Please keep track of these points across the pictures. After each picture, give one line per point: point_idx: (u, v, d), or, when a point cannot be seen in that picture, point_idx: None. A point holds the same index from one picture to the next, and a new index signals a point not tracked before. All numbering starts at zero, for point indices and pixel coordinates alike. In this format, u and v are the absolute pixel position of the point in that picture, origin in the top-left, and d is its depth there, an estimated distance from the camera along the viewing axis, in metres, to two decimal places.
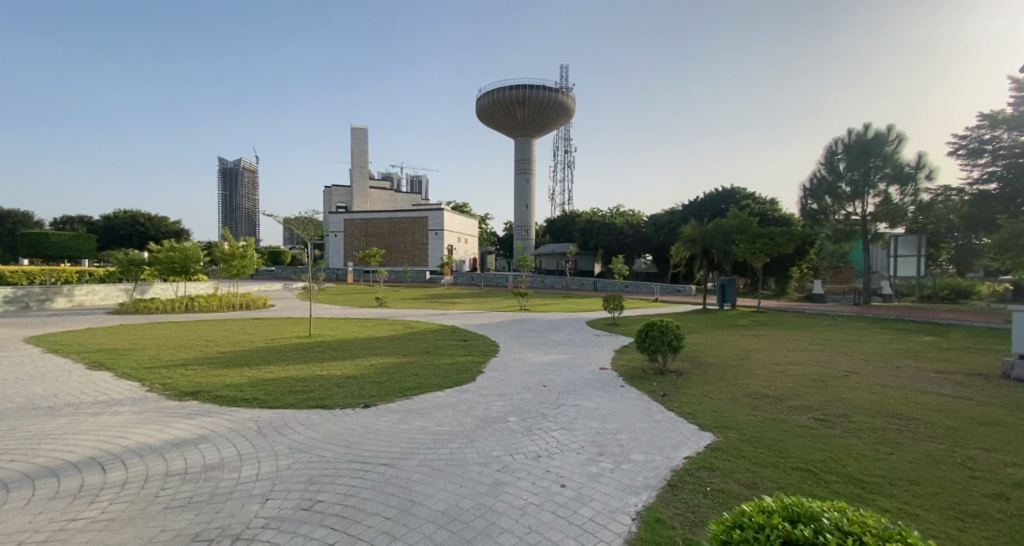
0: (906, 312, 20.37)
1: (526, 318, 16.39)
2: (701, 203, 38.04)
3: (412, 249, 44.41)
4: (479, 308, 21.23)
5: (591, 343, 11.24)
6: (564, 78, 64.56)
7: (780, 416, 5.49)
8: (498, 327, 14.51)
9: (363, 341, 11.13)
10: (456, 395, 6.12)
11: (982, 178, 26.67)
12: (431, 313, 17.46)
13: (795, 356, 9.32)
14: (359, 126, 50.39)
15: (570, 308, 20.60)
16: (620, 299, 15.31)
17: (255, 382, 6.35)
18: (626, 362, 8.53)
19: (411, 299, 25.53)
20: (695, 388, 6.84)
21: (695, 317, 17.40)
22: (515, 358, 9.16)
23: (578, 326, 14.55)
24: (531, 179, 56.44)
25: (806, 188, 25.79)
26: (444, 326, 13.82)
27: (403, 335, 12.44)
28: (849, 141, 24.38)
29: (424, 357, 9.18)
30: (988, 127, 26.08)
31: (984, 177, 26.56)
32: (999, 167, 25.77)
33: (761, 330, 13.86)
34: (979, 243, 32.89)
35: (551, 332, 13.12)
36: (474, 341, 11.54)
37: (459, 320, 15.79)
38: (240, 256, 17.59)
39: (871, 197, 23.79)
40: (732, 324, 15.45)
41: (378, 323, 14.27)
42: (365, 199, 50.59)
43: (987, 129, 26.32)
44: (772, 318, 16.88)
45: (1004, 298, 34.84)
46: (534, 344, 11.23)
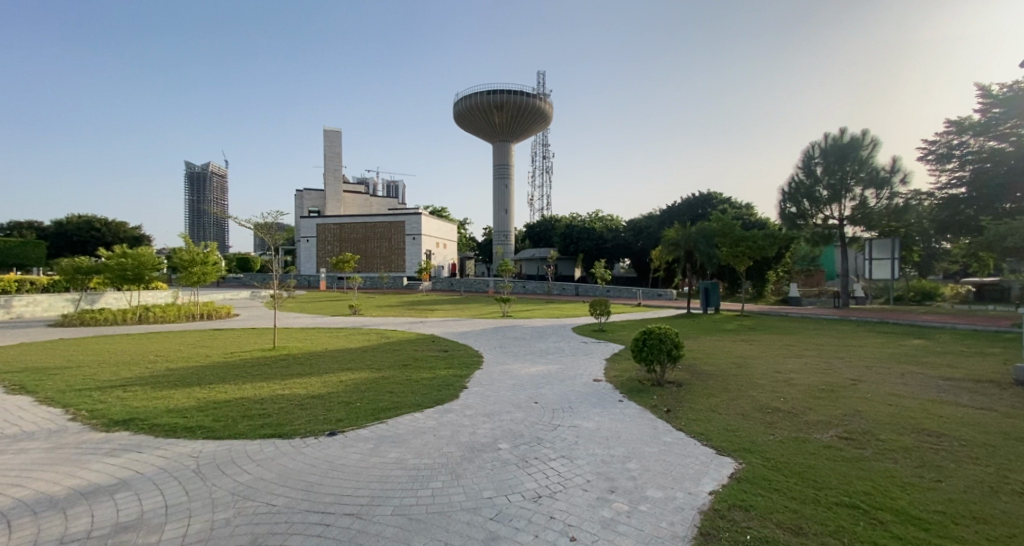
0: (885, 315, 20.32)
1: (508, 325, 15.71)
2: (680, 207, 38.05)
3: (388, 255, 43.30)
4: (459, 315, 20.45)
5: (580, 351, 10.64)
6: (542, 84, 64.56)
7: (800, 435, 4.94)
8: (479, 334, 13.79)
9: (334, 353, 10.25)
10: (437, 417, 5.41)
11: (951, 183, 27.11)
12: (408, 321, 16.62)
13: (794, 363, 8.89)
14: (332, 129, 49.17)
15: (553, 314, 20.02)
16: (606, 305, 14.79)
17: (202, 406, 5.47)
18: (621, 373, 7.92)
19: (388, 306, 24.55)
20: (699, 402, 6.26)
21: (681, 321, 17.00)
22: (500, 371, 8.47)
23: (563, 333, 13.93)
24: (510, 184, 55.99)
25: (784, 191, 25.81)
26: (423, 335, 13.03)
27: (378, 346, 11.57)
28: (826, 146, 24.43)
29: (401, 370, 8.39)
30: (956, 133, 27.28)
31: (952, 182, 27.01)
32: (967, 172, 26.31)
33: (751, 335, 13.51)
34: (943, 247, 33.72)
35: (536, 340, 12.49)
36: (456, 351, 10.78)
37: (438, 328, 14.99)
38: (200, 262, 16.41)
39: (848, 201, 23.84)
40: (720, 328, 15.08)
41: (351, 333, 13.36)
42: (339, 204, 49.24)
43: (955, 136, 27.48)
44: (759, 322, 16.60)
45: (965, 299, 35.84)
46: (519, 353, 10.55)
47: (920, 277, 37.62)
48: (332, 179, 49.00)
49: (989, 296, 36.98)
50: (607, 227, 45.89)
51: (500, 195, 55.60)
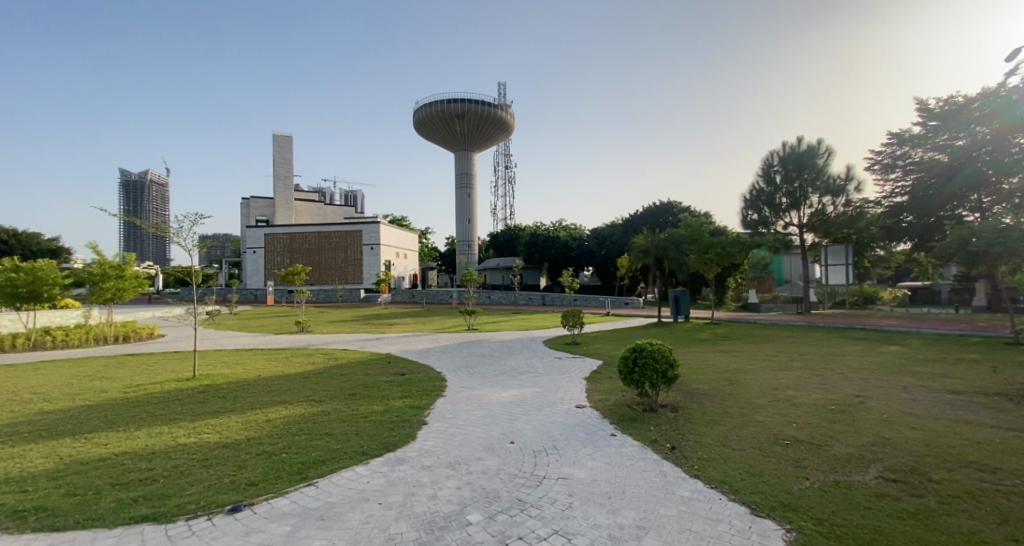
0: (847, 319, 20.21)
1: (474, 340, 14.50)
2: (642, 216, 37.94)
3: (344, 266, 41.12)
4: (420, 329, 19.08)
5: (555, 369, 9.59)
6: (503, 95, 64.11)
7: (840, 478, 4.04)
8: (443, 351, 12.53)
9: (269, 381, 8.80)
10: (387, 471, 4.23)
11: (896, 192, 27.92)
12: (363, 338, 15.11)
13: (788, 378, 8.16)
14: (282, 133, 46.75)
15: (521, 326, 18.97)
16: (579, 316, 13.86)
17: (61, 474, 4.10)
18: (606, 397, 6.92)
19: (343, 321, 22.80)
20: (704, 433, 5.29)
21: (655, 331, 16.26)
22: (467, 397, 7.31)
23: (535, 348, 12.86)
24: (472, 193, 54.90)
25: (745, 199, 25.38)
26: (378, 354, 11.64)
27: (325, 369, 10.16)
28: (784, 154, 24.05)
29: (348, 401, 7.10)
30: (898, 144, 27.70)
31: (897, 192, 27.84)
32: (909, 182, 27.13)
33: (729, 344, 12.87)
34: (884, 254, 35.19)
35: (505, 356, 11.37)
36: (416, 373, 9.52)
37: (397, 346, 13.59)
38: (115, 276, 14.36)
39: (806, 208, 23.65)
40: (696, 338, 14.42)
41: (295, 354, 11.84)
42: (290, 212, 46.63)
43: (897, 147, 27.91)
44: (733, 329, 16.05)
45: (903, 302, 37.59)
46: (488, 374, 9.39)
47: (862, 282, 39.15)
48: (282, 187, 46.40)
49: (923, 298, 39.12)
50: (570, 235, 45.42)
51: (462, 204, 54.35)
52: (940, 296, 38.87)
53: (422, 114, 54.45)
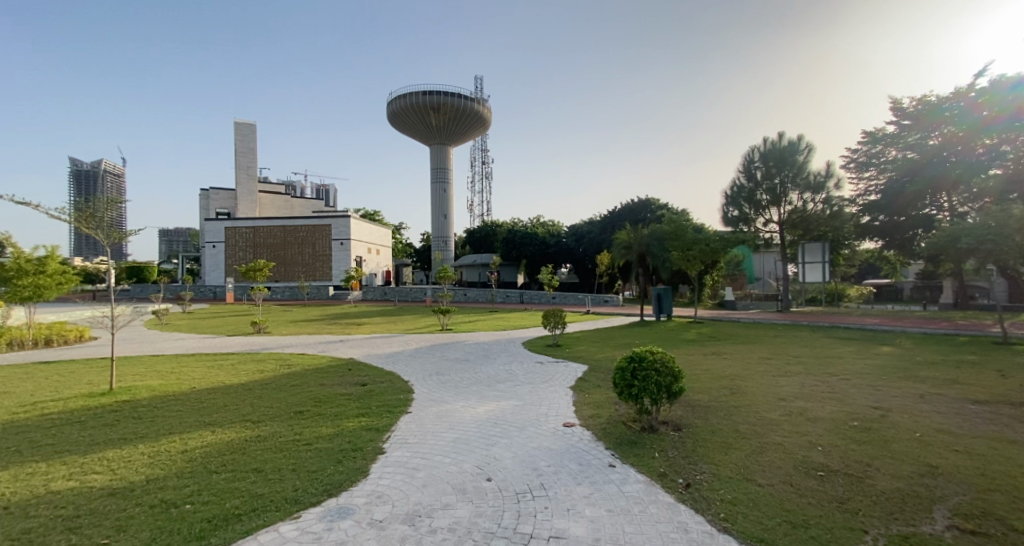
0: (820, 317, 19.65)
1: (447, 342, 13.44)
2: (620, 213, 37.39)
3: (311, 262, 39.32)
4: (390, 329, 17.92)
5: (537, 377, 8.66)
6: (481, 89, 62.87)
7: (903, 530, 3.19)
8: (413, 355, 11.47)
9: (205, 394, 7.71)
10: (322, 534, 3.24)
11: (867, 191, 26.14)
12: (326, 341, 13.91)
13: (792, 386, 7.39)
14: (245, 121, 44.55)
15: (498, 325, 18.01)
16: (561, 315, 13.00)
17: None
18: (599, 414, 6.00)
19: (308, 320, 21.36)
20: (720, 462, 4.41)
21: (639, 332, 15.49)
22: (437, 414, 6.32)
23: (513, 351, 11.91)
24: (448, 188, 53.58)
25: (726, 195, 24.15)
26: (339, 361, 10.51)
27: (275, 377, 9.09)
28: (765, 149, 22.64)
29: (294, 419, 6.13)
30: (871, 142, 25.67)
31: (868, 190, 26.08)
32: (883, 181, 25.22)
33: (718, 346, 12.14)
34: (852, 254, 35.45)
35: (481, 361, 10.38)
36: (379, 382, 8.52)
37: (363, 349, 12.44)
38: (33, 272, 12.85)
39: (786, 205, 22.84)
40: (682, 339, 13.69)
41: (244, 361, 10.68)
42: (254, 205, 44.43)
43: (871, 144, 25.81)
44: (718, 329, 15.41)
45: (869, 299, 38.08)
46: (461, 382, 8.40)
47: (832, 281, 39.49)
48: (244, 178, 44.17)
49: (886, 296, 40.09)
50: (548, 232, 44.62)
51: (437, 199, 52.93)
52: (902, 293, 39.93)
53: (396, 105, 52.64)
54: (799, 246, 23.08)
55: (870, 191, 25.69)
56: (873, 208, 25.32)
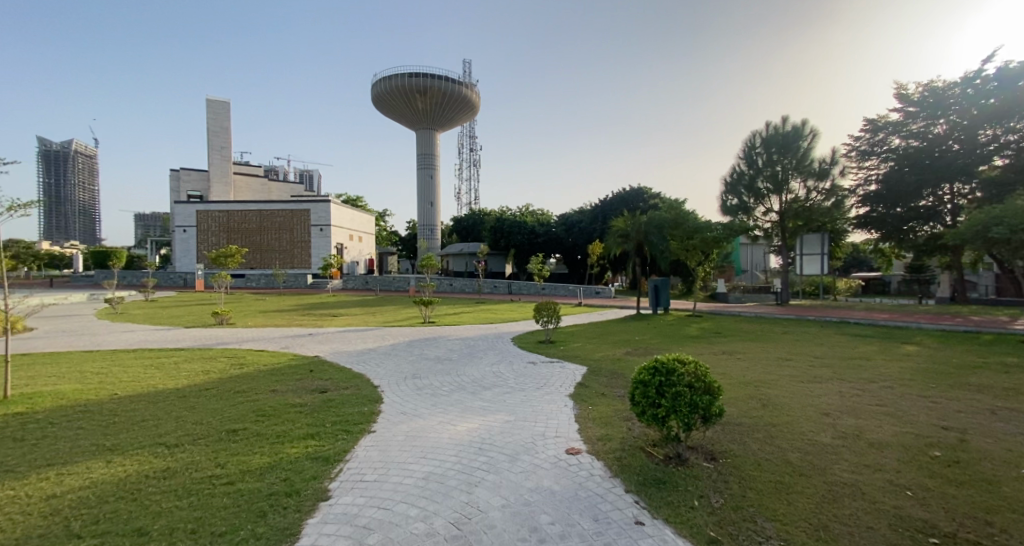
0: (814, 309, 18.47)
1: (428, 338, 12.18)
2: (612, 201, 36.16)
3: (289, 248, 37.60)
4: (368, 321, 16.61)
5: (528, 381, 7.44)
6: (469, 73, 61.08)
7: None
8: (388, 353, 10.18)
9: (124, 406, 6.39)
10: None
11: (864, 180, 24.40)
12: (293, 336, 12.57)
13: (832, 394, 6.23)
14: (218, 99, 42.51)
15: (484, 318, 16.78)
16: (554, 308, 11.82)
17: None
18: (610, 438, 4.78)
19: (279, 311, 19.92)
20: (788, 519, 3.21)
21: (635, 326, 14.36)
22: (406, 435, 5.06)
23: (501, 348, 10.67)
24: (434, 175, 51.93)
25: (725, 182, 22.82)
26: (300, 361, 9.18)
27: (219, 379, 7.77)
28: (767, 135, 21.27)
29: (220, 442, 4.87)
30: (872, 130, 23.83)
31: (865, 180, 24.34)
32: (883, 170, 23.46)
33: (725, 342, 11.02)
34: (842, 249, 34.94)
35: (465, 361, 9.15)
36: (340, 386, 7.25)
37: (332, 346, 11.12)
38: None
39: (787, 193, 21.36)
40: (684, 334, 12.57)
41: (189, 360, 9.33)
42: (228, 188, 42.47)
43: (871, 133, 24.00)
44: (721, 324, 14.33)
45: (858, 293, 37.76)
46: (440, 388, 7.13)
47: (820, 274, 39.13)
48: (218, 159, 42.27)
49: (873, 289, 39.70)
50: (536, 221, 43.34)
51: (423, 186, 51.29)
52: (890, 287, 39.55)
53: (381, 87, 50.55)
54: (797, 237, 21.83)
55: (868, 180, 24.09)
56: (872, 198, 23.68)
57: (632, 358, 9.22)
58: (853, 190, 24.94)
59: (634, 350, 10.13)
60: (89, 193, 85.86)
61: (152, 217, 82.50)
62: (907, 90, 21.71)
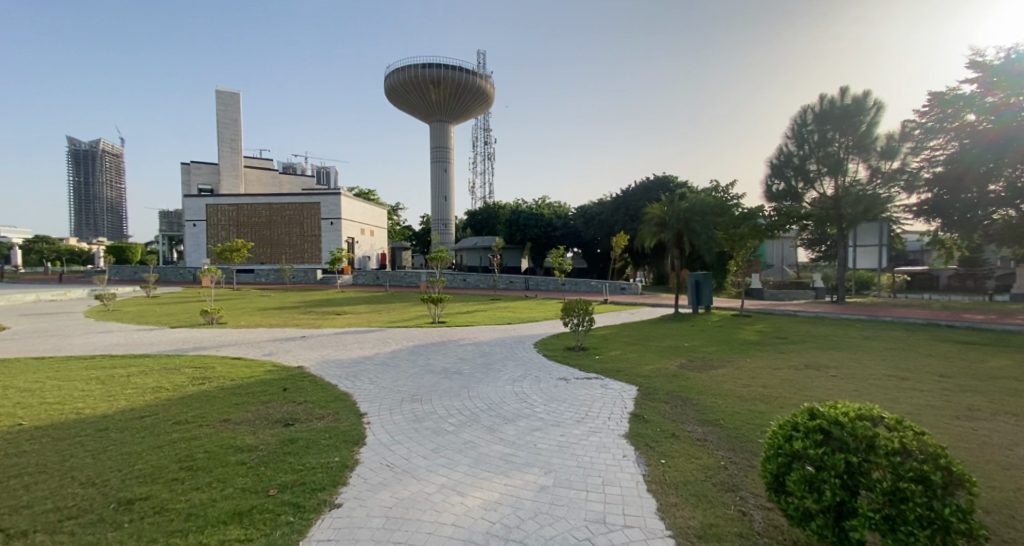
0: (876, 308, 16.22)
1: (435, 343, 10.36)
2: (635, 191, 33.90)
3: (298, 243, 36.32)
4: (373, 320, 14.94)
5: (563, 410, 5.54)
6: (483, 65, 59.42)
7: None
8: (386, 363, 8.38)
9: (16, 443, 4.68)
10: None
11: (932, 160, 21.69)
12: (283, 340, 10.89)
13: (1015, 439, 4.21)
14: (227, 90, 41.62)
15: (501, 317, 15.02)
16: (584, 306, 9.94)
17: None
18: (722, 536, 2.86)
19: (279, 309, 18.41)
20: None
21: (677, 329, 12.30)
22: (385, 516, 3.22)
23: (522, 357, 8.78)
24: (449, 167, 50.35)
25: (770, 164, 20.57)
26: (279, 375, 7.42)
27: (165, 401, 6.03)
28: (820, 110, 18.91)
29: (95, 528, 3.10)
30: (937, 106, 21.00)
31: (932, 160, 21.66)
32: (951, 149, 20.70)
33: (796, 350, 9.00)
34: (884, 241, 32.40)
35: (479, 376, 7.27)
36: (315, 415, 5.43)
37: (323, 354, 9.38)
38: None
39: (844, 177, 18.91)
40: (739, 338, 10.56)
41: (146, 371, 7.65)
42: (239, 181, 41.50)
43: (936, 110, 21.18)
44: (779, 326, 12.18)
45: (903, 288, 35.03)
46: (446, 418, 5.30)
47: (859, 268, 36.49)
48: (228, 152, 41.43)
49: (918, 285, 36.64)
50: (554, 213, 41.43)
51: (437, 180, 49.66)
52: (938, 282, 36.53)
53: (393, 79, 48.89)
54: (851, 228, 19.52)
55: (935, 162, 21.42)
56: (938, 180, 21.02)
57: (691, 373, 7.24)
58: (914, 174, 22.42)
59: (688, 362, 8.14)
60: (115, 191, 87.01)
61: (173, 214, 83.12)
62: (983, 59, 19.17)
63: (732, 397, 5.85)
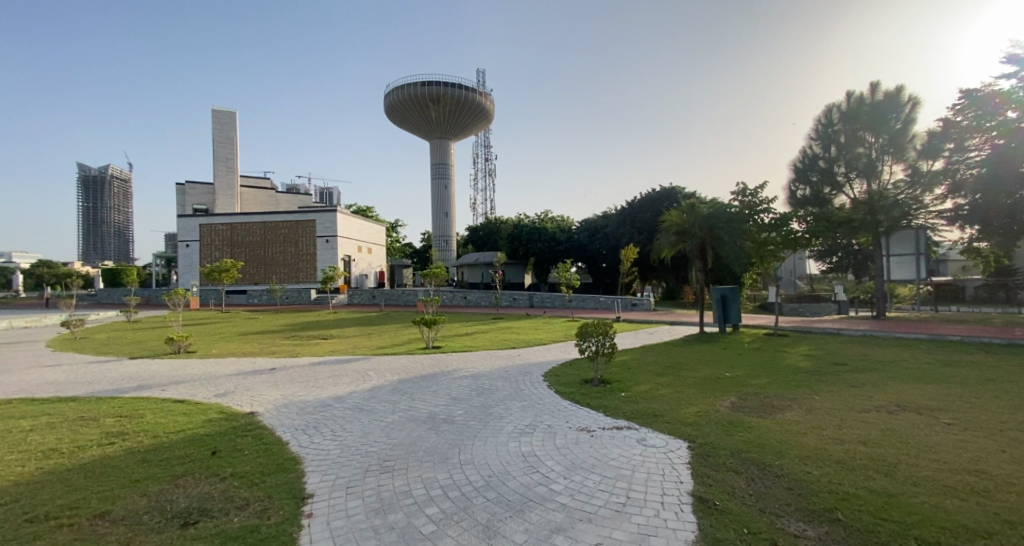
0: (922, 323, 14.49)
1: (426, 375, 8.70)
2: (642, 202, 32.30)
3: (294, 262, 34.90)
4: (361, 346, 13.28)
5: (594, 491, 3.88)
6: (483, 83, 59.14)
7: None
8: (361, 405, 6.74)
9: None
10: None
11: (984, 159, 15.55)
12: (248, 374, 9.27)
13: None
14: (224, 109, 40.89)
15: (504, 340, 13.36)
16: (603, 330, 8.25)
17: None
18: None
19: (262, 333, 16.80)
20: None
21: (709, 353, 10.58)
22: None
23: (530, 395, 7.11)
24: (449, 184, 49.23)
25: (794, 167, 19.13)
26: (219, 427, 5.75)
27: (43, 474, 4.39)
28: (848, 108, 17.45)
29: None
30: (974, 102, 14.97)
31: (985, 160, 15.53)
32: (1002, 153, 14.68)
33: (868, 381, 7.29)
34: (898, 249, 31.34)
35: (476, 427, 5.64)
36: (232, 503, 3.76)
37: (289, 392, 7.72)
38: None
39: (877, 181, 17.32)
40: (788, 365, 8.84)
41: (53, 422, 6.01)
42: (234, 200, 40.42)
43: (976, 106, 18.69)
44: (826, 349, 10.45)
45: (927, 299, 33.32)
46: (427, 509, 3.64)
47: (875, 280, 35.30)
48: (223, 171, 40.45)
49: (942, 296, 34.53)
50: (558, 228, 40.03)
51: (438, 197, 48.63)
52: (964, 293, 34.81)
53: (393, 98, 48.04)
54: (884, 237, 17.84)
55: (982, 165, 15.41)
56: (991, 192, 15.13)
57: (750, 420, 5.56)
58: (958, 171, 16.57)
59: (739, 401, 6.47)
60: (123, 215, 86.12)
61: (176, 237, 82.62)
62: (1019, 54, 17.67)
63: (826, 461, 4.22)
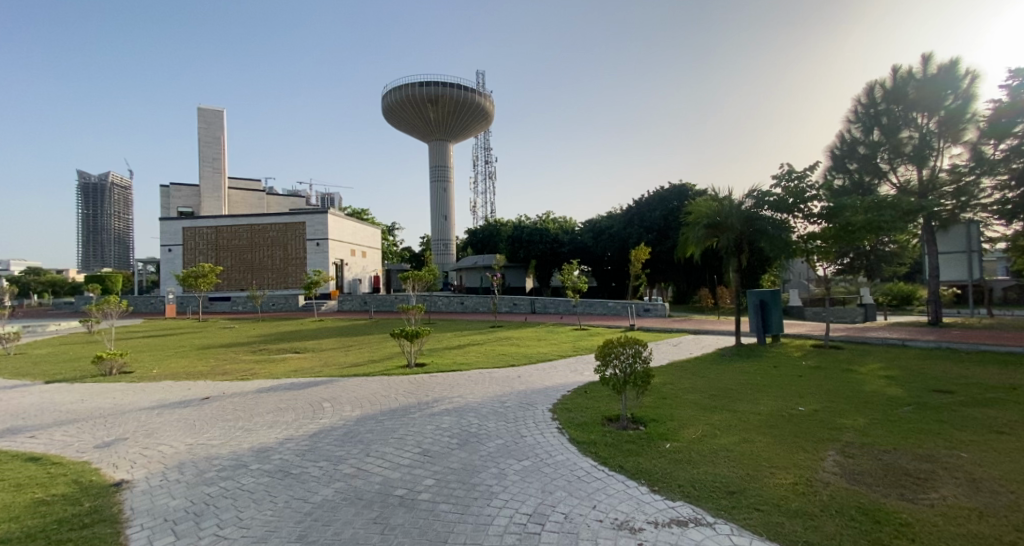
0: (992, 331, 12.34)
1: (395, 409, 6.55)
2: (649, 201, 30.11)
3: (282, 266, 32.87)
4: (332, 363, 11.14)
5: None
6: (483, 84, 57.26)
7: None
8: (287, 468, 4.58)
9: None
10: None
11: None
12: (168, 407, 7.12)
13: None
14: (210, 106, 38.98)
15: (502, 354, 11.21)
16: (634, 350, 6.09)
17: None
18: None
19: (225, 347, 14.65)
20: None
21: (759, 374, 8.41)
22: None
23: (537, 446, 4.97)
24: (448, 186, 47.26)
25: (830, 153, 17.13)
26: (38, 522, 3.59)
27: None
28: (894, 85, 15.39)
29: None
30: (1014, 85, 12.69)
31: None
32: None
33: (1013, 424, 5.12)
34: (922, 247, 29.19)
35: (449, 521, 3.50)
36: None
37: (200, 439, 5.56)
38: None
39: (928, 169, 15.21)
40: (876, 394, 6.67)
41: None
42: (221, 202, 38.48)
43: None
44: (907, 368, 8.28)
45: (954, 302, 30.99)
46: None
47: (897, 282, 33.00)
48: (210, 171, 38.51)
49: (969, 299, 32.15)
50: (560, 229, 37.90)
51: (436, 199, 46.73)
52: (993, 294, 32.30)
53: (389, 98, 46.10)
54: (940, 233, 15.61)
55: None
56: None
57: (892, 507, 3.42)
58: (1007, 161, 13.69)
59: (848, 462, 4.30)
60: (122, 222, 84.25)
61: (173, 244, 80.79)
62: None
63: None
